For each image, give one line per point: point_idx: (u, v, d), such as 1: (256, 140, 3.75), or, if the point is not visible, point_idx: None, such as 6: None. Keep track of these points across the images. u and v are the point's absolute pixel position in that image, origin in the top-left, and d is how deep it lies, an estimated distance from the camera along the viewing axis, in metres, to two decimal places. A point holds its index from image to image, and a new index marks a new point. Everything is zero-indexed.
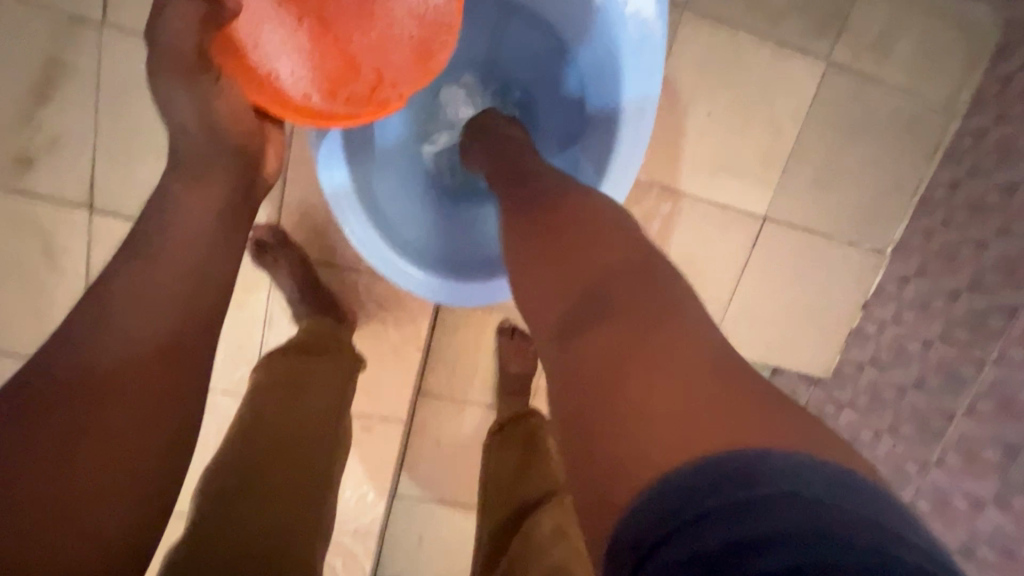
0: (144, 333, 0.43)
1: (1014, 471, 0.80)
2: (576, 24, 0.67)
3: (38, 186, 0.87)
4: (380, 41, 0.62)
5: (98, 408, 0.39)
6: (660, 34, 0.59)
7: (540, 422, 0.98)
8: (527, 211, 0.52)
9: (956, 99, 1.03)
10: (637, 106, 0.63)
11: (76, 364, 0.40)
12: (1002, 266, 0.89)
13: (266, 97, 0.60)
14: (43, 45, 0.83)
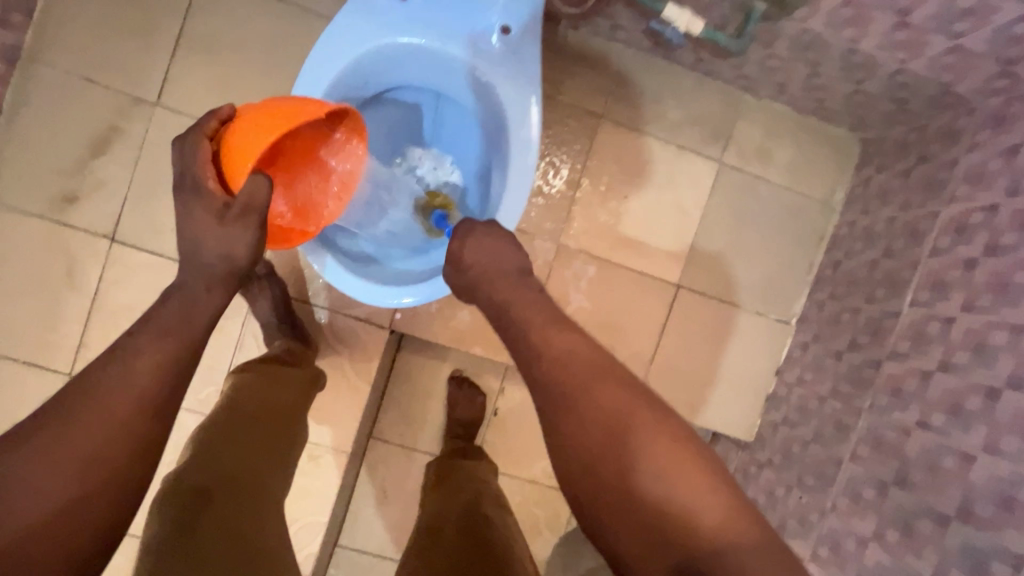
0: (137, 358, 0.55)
1: (885, 506, 0.87)
2: (474, 99, 0.84)
3: (75, 219, 1.09)
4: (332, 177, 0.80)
5: (113, 391, 0.53)
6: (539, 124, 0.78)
7: (481, 464, 1.19)
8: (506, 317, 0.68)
9: (832, 198, 1.24)
10: (522, 176, 0.79)
11: (117, 360, 0.54)
12: (869, 327, 1.03)
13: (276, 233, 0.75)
14: (107, 116, 1.08)
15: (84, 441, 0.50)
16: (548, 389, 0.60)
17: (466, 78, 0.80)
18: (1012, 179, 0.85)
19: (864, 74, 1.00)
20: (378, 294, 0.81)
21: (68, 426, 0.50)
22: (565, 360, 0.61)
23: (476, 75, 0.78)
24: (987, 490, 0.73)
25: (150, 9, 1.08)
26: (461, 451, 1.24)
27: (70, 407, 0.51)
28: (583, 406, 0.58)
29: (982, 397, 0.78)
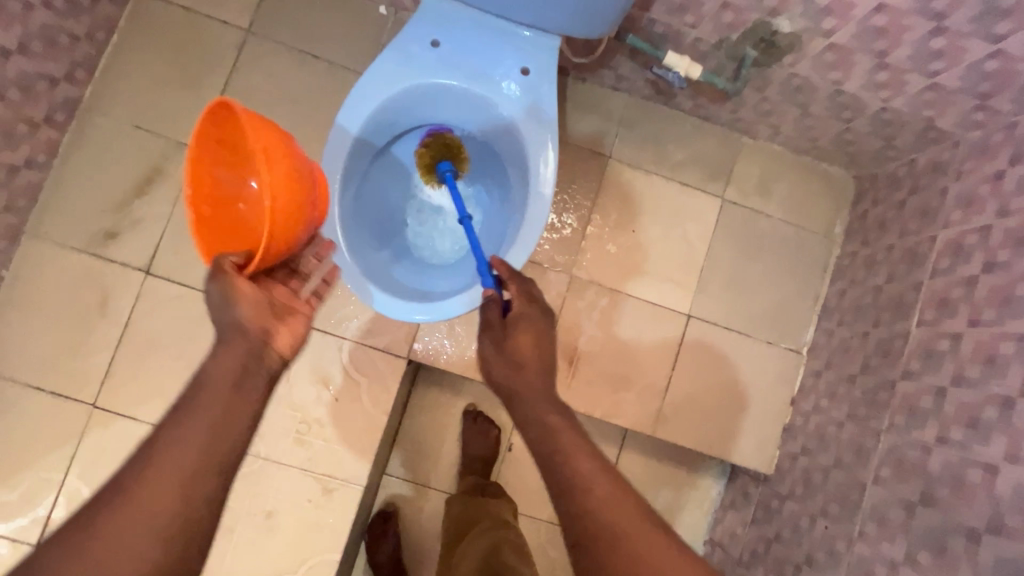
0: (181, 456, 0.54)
1: (914, 527, 0.85)
2: (497, 134, 0.91)
3: (113, 252, 1.15)
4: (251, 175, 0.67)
5: (155, 466, 0.52)
6: (558, 149, 0.85)
7: (502, 503, 1.16)
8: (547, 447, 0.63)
9: (832, 231, 1.30)
10: (543, 195, 0.86)
11: (164, 432, 0.55)
12: (880, 350, 1.05)
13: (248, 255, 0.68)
14: (152, 159, 1.17)
15: (129, 534, 0.49)
16: (604, 535, 0.56)
17: (491, 115, 0.88)
18: (1001, 201, 0.90)
19: (852, 114, 1.08)
20: (393, 305, 0.86)
21: (119, 531, 0.49)
22: (628, 522, 0.57)
23: (500, 113, 0.86)
24: (1015, 500, 0.72)
25: (198, 65, 1.20)
26: (483, 488, 1.21)
27: (122, 485, 0.51)
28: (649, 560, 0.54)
29: (998, 407, 0.79)
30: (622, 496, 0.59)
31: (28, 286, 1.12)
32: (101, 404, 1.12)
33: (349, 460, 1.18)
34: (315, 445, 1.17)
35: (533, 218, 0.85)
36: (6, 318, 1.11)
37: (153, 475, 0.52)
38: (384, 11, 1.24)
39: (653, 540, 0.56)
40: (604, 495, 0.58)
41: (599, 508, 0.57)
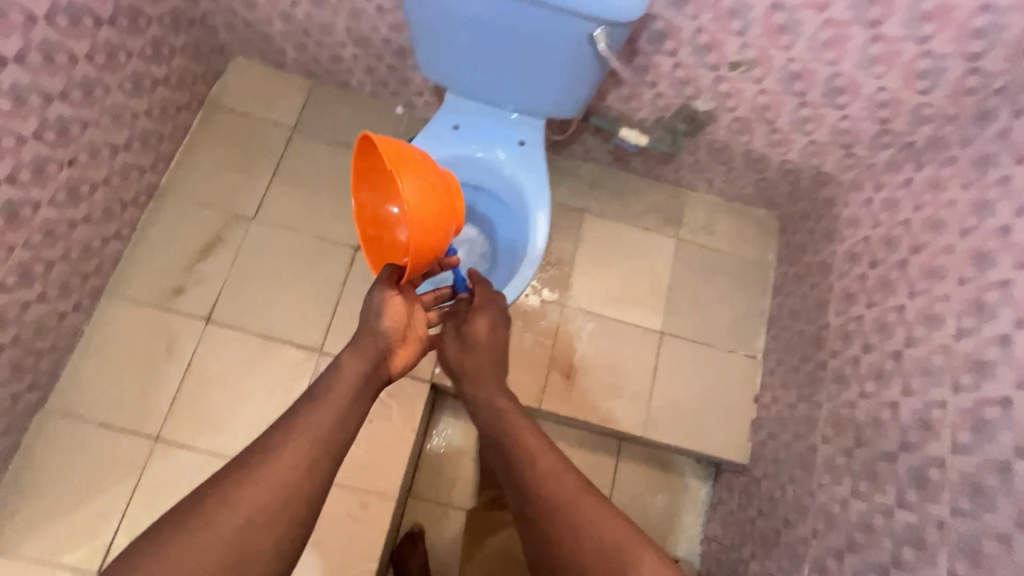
0: (299, 446, 0.73)
1: (853, 465, 1.07)
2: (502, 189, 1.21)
3: (180, 305, 1.37)
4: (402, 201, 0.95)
5: (304, 426, 0.75)
6: (549, 199, 1.15)
7: None
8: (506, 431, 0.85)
9: (767, 258, 1.62)
10: (540, 232, 1.14)
11: (310, 405, 0.78)
12: (813, 340, 1.32)
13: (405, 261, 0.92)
14: (215, 229, 1.43)
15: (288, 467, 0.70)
16: (544, 495, 0.75)
17: (498, 175, 1.19)
18: (874, 217, 1.23)
19: (763, 166, 1.44)
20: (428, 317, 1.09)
21: (281, 463, 0.70)
22: (562, 484, 0.75)
23: (505, 173, 1.17)
24: (912, 422, 0.96)
25: (254, 156, 1.50)
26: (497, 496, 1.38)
27: (282, 435, 0.73)
28: (577, 513, 0.71)
29: (892, 359, 1.05)
30: (558, 468, 0.77)
31: (105, 337, 1.32)
32: (163, 436, 1.28)
33: (382, 475, 1.33)
34: (351, 464, 1.33)
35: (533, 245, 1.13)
36: (85, 366, 1.30)
37: (303, 432, 0.74)
38: (401, 110, 1.59)
39: (580, 500, 0.73)
40: (548, 467, 0.78)
41: (540, 477, 0.77)
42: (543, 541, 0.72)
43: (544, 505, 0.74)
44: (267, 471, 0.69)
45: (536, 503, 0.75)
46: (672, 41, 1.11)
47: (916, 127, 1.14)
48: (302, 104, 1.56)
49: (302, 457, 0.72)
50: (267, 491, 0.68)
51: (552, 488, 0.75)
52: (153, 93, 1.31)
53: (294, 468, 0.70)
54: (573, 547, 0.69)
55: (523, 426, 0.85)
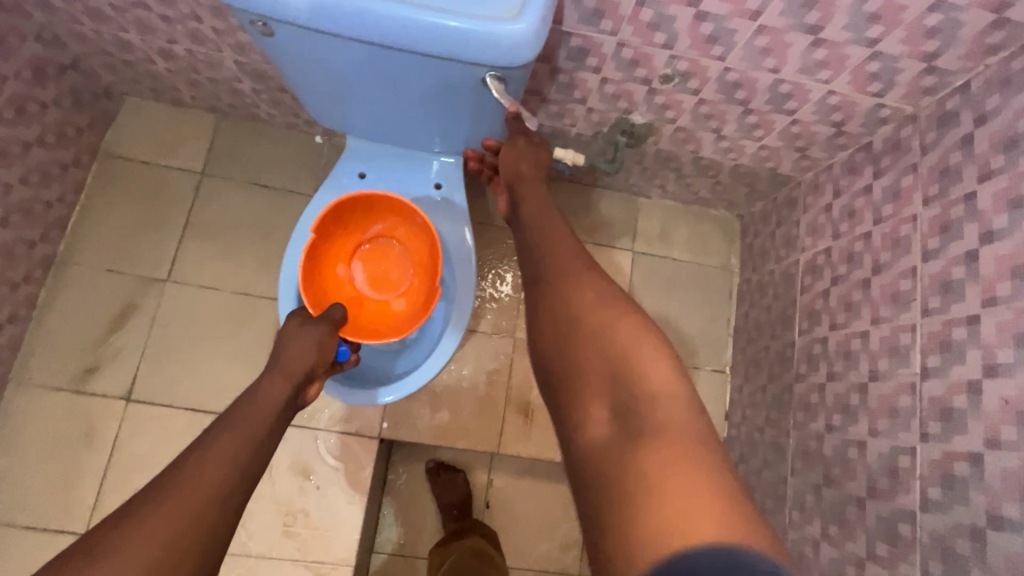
0: (209, 476, 0.69)
1: (823, 506, 1.00)
2: None
3: (95, 386, 1.25)
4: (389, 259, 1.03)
5: (237, 430, 0.75)
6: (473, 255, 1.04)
7: (481, 539, 1.30)
8: (569, 283, 0.74)
9: (729, 263, 1.52)
10: (466, 291, 1.04)
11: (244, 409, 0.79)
12: (779, 359, 1.24)
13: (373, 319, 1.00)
14: (126, 296, 1.30)
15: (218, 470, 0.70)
16: (600, 344, 0.67)
17: None
18: (834, 226, 1.13)
19: (715, 170, 1.32)
20: (357, 398, 0.99)
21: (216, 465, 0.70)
22: (640, 364, 0.63)
23: None
24: (880, 467, 0.89)
25: (161, 208, 1.36)
26: (458, 528, 1.35)
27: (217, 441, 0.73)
28: (642, 370, 0.63)
29: (858, 393, 0.97)
30: (629, 330, 0.67)
31: (15, 431, 1.21)
32: None
33: (335, 543, 1.25)
34: (303, 534, 1.25)
35: (460, 307, 1.03)
36: None
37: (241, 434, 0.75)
38: (320, 139, 1.45)
39: (661, 373, 0.63)
40: (625, 336, 0.66)
41: (597, 315, 0.69)
42: (585, 396, 0.65)
43: (598, 343, 0.67)
44: (175, 501, 0.65)
45: (585, 335, 0.68)
46: (594, 57, 0.98)
47: (872, 129, 1.02)
48: (208, 143, 1.41)
49: (233, 456, 0.72)
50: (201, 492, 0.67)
51: (616, 343, 0.66)
52: (25, 157, 1.16)
53: (203, 498, 0.67)
54: (625, 421, 0.60)
55: (615, 295, 0.72)
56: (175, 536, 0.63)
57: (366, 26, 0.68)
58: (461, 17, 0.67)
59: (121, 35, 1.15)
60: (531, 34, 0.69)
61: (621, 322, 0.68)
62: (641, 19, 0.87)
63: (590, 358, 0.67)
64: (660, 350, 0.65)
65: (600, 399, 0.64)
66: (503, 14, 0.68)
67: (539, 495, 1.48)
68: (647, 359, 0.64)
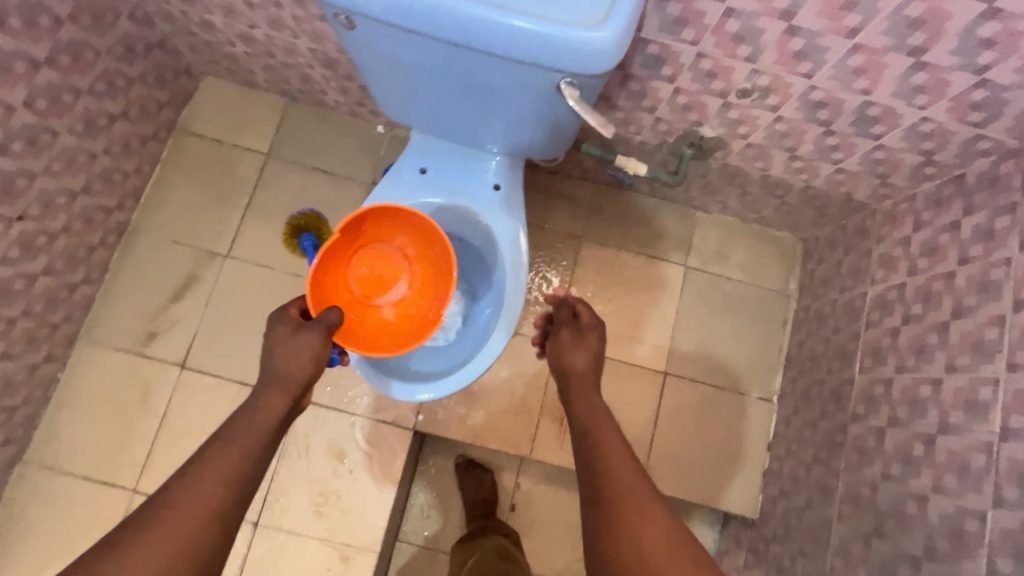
0: (203, 494, 0.65)
1: (871, 558, 0.94)
2: (476, 235, 1.07)
3: (153, 351, 1.31)
4: (396, 270, 1.02)
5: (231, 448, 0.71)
6: (525, 259, 1.02)
7: (506, 540, 1.29)
8: (601, 465, 0.75)
9: (787, 287, 1.45)
10: (515, 294, 1.03)
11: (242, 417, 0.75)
12: (833, 396, 1.17)
13: (376, 329, 0.98)
14: (188, 268, 1.36)
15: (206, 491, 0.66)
16: (630, 536, 0.66)
17: (469, 221, 1.05)
18: (910, 261, 1.06)
19: (784, 191, 1.26)
20: (424, 393, 1.01)
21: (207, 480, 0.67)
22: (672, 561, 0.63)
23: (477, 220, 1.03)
24: (942, 528, 0.83)
25: (227, 186, 1.42)
26: (483, 525, 1.35)
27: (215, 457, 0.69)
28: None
29: (923, 444, 0.90)
30: (664, 528, 0.67)
31: (79, 386, 1.29)
32: (140, 489, 1.25)
33: (364, 527, 1.28)
34: (332, 514, 1.28)
35: (508, 310, 1.03)
36: (61, 415, 1.27)
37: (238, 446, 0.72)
38: (381, 129, 1.46)
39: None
40: (655, 528, 0.66)
41: (629, 505, 0.69)
42: None
43: (636, 540, 0.66)
44: (170, 520, 0.62)
45: (620, 520, 0.68)
46: (669, 67, 0.94)
47: (967, 162, 0.95)
48: (275, 127, 1.45)
49: (228, 471, 0.68)
50: (197, 508, 0.64)
51: (653, 538, 0.66)
52: (110, 129, 1.23)
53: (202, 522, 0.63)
54: None
55: (635, 476, 0.72)
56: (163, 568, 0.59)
57: (447, 26, 0.68)
58: (543, 21, 0.66)
59: (206, 17, 1.19)
60: (614, 43, 0.67)
61: (673, 552, 0.64)
62: (726, 30, 0.83)
63: (625, 550, 0.65)
64: (691, 549, 0.65)
65: None
66: (587, 21, 0.67)
67: (565, 505, 1.47)
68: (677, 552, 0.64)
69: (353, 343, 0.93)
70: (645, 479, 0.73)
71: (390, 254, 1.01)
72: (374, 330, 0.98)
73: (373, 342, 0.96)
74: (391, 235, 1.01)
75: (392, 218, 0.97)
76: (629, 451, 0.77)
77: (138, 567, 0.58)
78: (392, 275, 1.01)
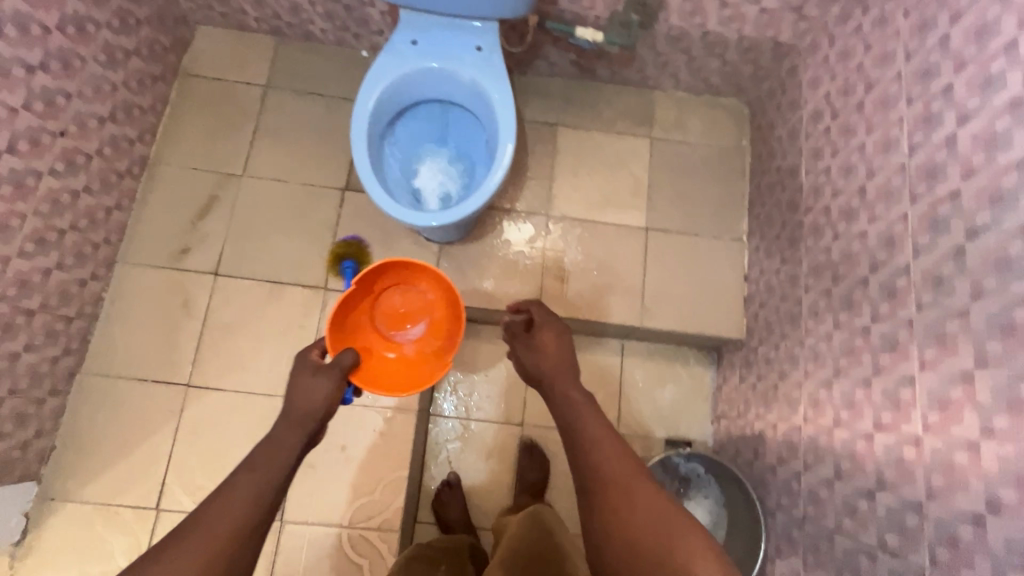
0: (231, 510, 0.71)
1: (833, 302, 1.13)
2: (467, 95, 1.22)
3: (187, 263, 1.45)
4: (423, 313, 1.14)
5: (257, 467, 0.77)
6: (513, 102, 1.17)
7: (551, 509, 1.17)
8: (590, 449, 0.83)
9: (741, 144, 1.65)
10: (508, 133, 1.17)
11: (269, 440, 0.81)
12: (788, 205, 1.37)
13: (398, 368, 1.09)
14: (209, 189, 1.50)
15: (236, 505, 0.72)
16: (625, 509, 0.75)
17: (460, 81, 1.20)
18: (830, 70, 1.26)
19: (722, 47, 1.46)
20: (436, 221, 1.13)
21: (236, 499, 0.72)
22: (665, 522, 0.73)
23: (465, 78, 1.19)
24: (878, 244, 1.02)
25: (233, 117, 1.56)
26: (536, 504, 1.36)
27: (248, 475, 0.76)
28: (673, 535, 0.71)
29: (856, 195, 1.10)
30: (656, 497, 0.76)
31: (124, 301, 1.41)
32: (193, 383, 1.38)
33: None
34: None
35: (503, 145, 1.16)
36: (112, 328, 1.39)
37: (266, 466, 0.77)
38: (365, 53, 1.63)
39: (685, 531, 0.71)
40: (645, 495, 0.76)
41: (621, 481, 0.78)
42: (624, 551, 0.73)
43: (628, 510, 0.75)
44: (204, 532, 0.68)
45: (613, 498, 0.77)
46: None
47: None
48: (269, 62, 1.61)
49: (254, 489, 0.74)
50: (226, 521, 0.70)
51: (645, 507, 0.75)
52: (127, 64, 1.37)
53: (230, 533, 0.69)
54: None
55: (624, 461, 0.81)
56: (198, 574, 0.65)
57: None
58: None
59: None
60: None
61: (665, 515, 0.73)
62: None
63: (620, 523, 0.74)
64: (678, 513, 0.74)
65: (635, 559, 0.71)
66: None
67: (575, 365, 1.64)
68: (667, 513, 0.74)
69: (375, 381, 1.02)
70: (636, 459, 0.82)
71: (416, 298, 1.14)
72: (396, 369, 1.09)
73: (398, 380, 1.06)
74: (419, 278, 1.13)
75: (416, 266, 1.10)
76: (620, 439, 0.85)
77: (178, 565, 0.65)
78: (419, 317, 1.14)
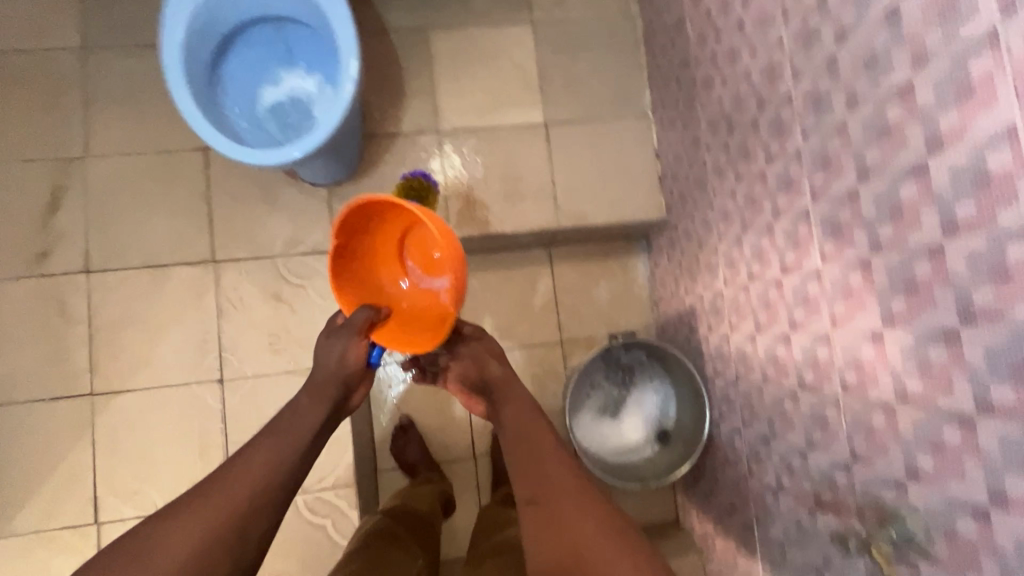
0: (247, 479, 0.75)
1: (732, 154, 1.07)
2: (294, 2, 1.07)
3: (52, 266, 1.30)
4: (442, 254, 0.87)
5: (278, 438, 0.81)
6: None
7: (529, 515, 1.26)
8: (534, 467, 0.81)
9: (629, 9, 1.51)
10: (348, 36, 1.01)
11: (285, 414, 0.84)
12: (680, 63, 1.27)
13: (430, 324, 0.88)
14: (52, 180, 1.33)
15: (253, 472, 0.76)
16: (565, 525, 0.75)
17: None
18: None
19: None
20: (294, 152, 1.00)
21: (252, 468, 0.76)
22: (606, 536, 0.73)
23: None
24: (761, 78, 0.94)
25: (56, 91, 1.35)
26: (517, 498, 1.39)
27: (271, 443, 0.80)
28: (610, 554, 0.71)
29: (735, 30, 1.00)
30: (601, 510, 0.76)
31: None
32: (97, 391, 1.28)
33: None
34: (289, 346, 1.34)
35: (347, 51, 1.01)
36: None
37: (286, 439, 0.80)
38: None
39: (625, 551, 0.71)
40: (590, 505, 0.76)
41: (563, 498, 0.77)
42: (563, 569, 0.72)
43: (567, 526, 0.74)
44: (217, 499, 0.73)
45: (554, 514, 0.76)
46: None
47: None
48: (80, 17, 1.38)
49: (276, 458, 0.78)
50: (245, 487, 0.74)
51: (585, 523, 0.74)
52: None
53: (246, 496, 0.74)
54: None
55: (573, 477, 0.80)
56: (211, 537, 0.70)
57: None
58: None
59: None
60: None
61: (610, 530, 0.74)
62: None
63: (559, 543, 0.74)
64: (621, 532, 0.74)
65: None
66: None
67: (507, 282, 1.58)
68: (608, 530, 0.74)
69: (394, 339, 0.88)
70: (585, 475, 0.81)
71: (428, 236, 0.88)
72: (430, 325, 0.88)
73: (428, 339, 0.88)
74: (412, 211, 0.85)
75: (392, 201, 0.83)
76: (568, 453, 0.83)
77: (186, 531, 0.70)
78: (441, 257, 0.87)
